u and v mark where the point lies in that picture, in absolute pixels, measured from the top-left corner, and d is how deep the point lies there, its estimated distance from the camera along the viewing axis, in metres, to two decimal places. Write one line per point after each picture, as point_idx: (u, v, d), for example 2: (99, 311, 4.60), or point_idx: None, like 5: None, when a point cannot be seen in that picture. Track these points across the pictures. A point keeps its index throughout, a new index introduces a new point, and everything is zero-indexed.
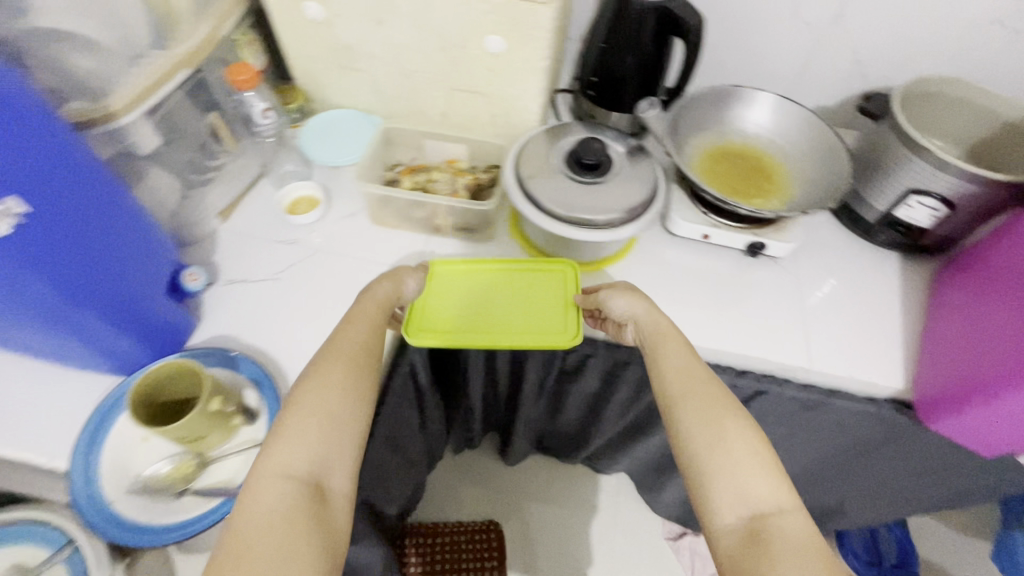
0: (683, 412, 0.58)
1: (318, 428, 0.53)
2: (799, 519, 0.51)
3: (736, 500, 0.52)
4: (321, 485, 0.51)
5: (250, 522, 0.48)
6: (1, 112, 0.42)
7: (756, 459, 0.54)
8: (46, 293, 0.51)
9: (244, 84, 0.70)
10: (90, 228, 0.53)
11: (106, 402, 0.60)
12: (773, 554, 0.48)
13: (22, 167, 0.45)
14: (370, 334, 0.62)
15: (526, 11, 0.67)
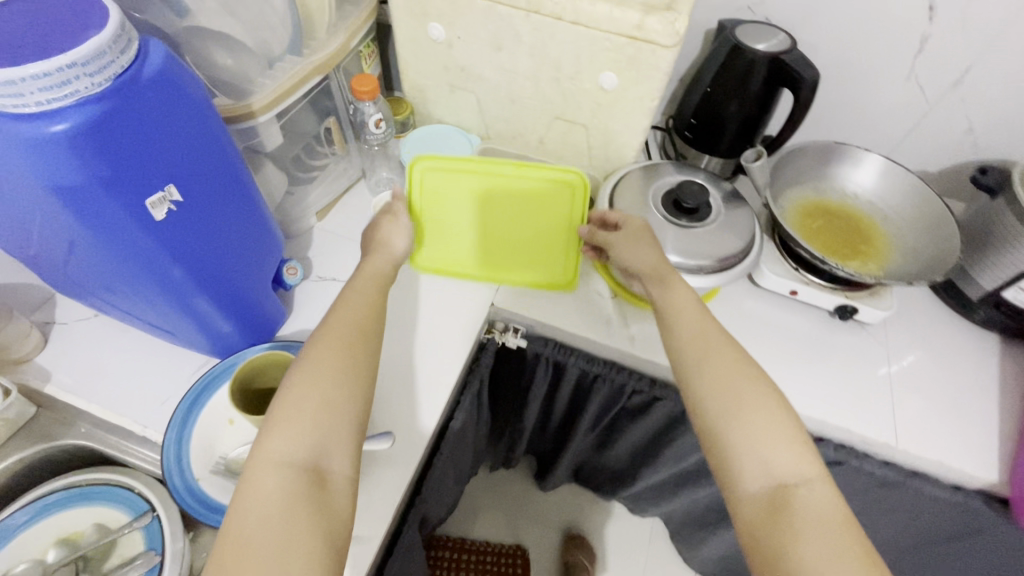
0: (710, 383, 0.59)
1: (311, 416, 0.55)
2: (822, 486, 0.53)
3: (758, 470, 0.54)
4: (318, 471, 0.53)
5: (252, 514, 0.49)
6: (171, 104, 0.46)
7: (780, 430, 0.56)
8: (180, 278, 0.54)
9: (364, 94, 0.72)
10: (221, 221, 0.57)
11: (200, 382, 0.62)
12: (798, 522, 0.51)
13: (180, 158, 0.49)
14: (360, 322, 0.63)
15: (646, 52, 0.68)
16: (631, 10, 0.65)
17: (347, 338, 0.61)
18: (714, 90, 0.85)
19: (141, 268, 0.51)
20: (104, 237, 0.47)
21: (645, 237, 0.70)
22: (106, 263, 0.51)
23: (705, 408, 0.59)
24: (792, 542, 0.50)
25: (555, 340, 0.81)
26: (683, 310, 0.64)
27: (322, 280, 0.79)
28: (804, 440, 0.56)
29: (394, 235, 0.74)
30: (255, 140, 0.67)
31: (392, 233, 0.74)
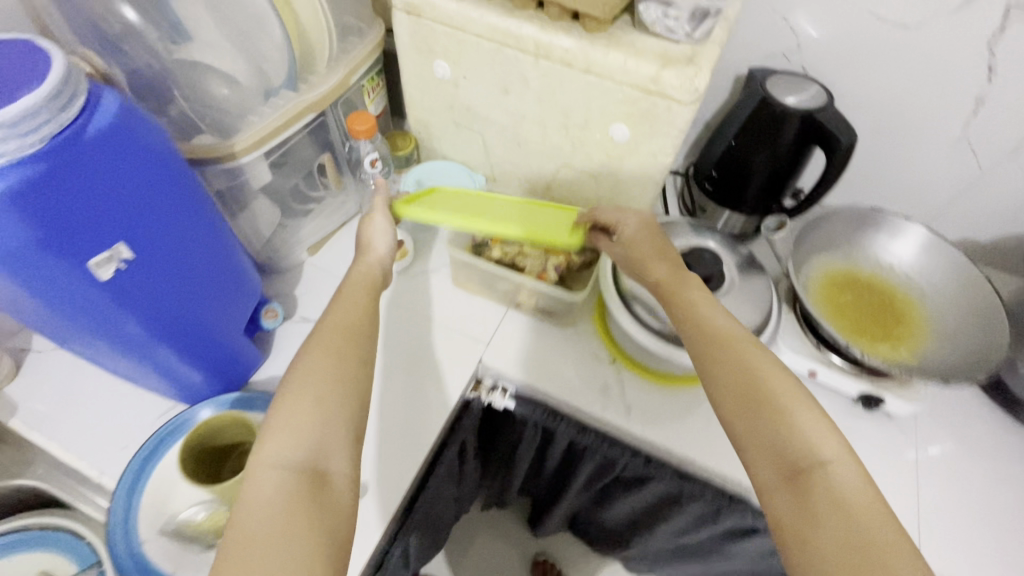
0: (717, 363, 0.50)
1: (305, 415, 0.50)
2: (851, 462, 0.44)
3: (770, 454, 0.46)
4: (317, 472, 0.48)
5: (250, 521, 0.45)
6: (118, 153, 0.43)
7: (794, 406, 0.47)
8: (136, 330, 0.51)
9: (361, 134, 0.69)
10: (189, 272, 0.53)
11: (156, 436, 0.59)
12: (824, 513, 0.42)
13: (129, 210, 0.45)
14: (355, 322, 0.59)
15: (662, 108, 0.62)
16: (648, 62, 0.59)
17: (342, 336, 0.57)
18: (738, 143, 0.78)
19: (96, 323, 0.49)
20: (51, 296, 0.44)
21: (643, 235, 0.63)
22: (57, 320, 0.48)
23: (713, 395, 0.50)
24: (813, 537, 0.41)
25: (545, 405, 0.75)
26: (688, 288, 0.57)
27: (306, 322, 0.75)
28: (817, 408, 0.47)
29: (377, 235, 0.68)
30: (239, 177, 0.64)
31: (374, 234, 0.68)
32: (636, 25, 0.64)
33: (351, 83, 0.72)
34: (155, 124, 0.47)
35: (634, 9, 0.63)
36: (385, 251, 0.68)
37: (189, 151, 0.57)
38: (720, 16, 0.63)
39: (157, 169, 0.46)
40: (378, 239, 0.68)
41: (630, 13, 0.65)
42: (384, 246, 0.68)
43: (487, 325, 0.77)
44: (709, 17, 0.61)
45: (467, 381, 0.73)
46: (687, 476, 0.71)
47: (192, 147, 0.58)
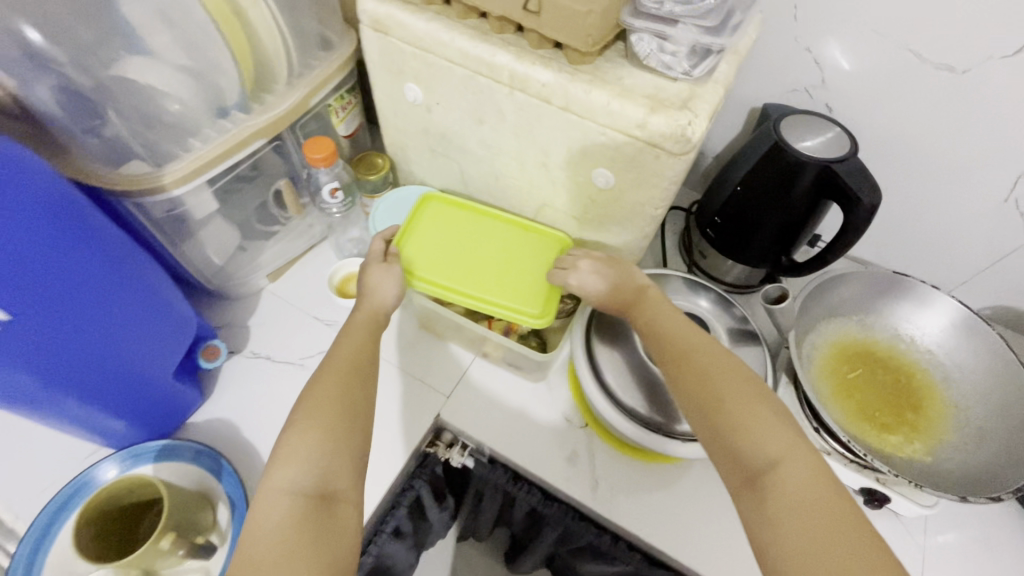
0: (677, 369, 0.52)
1: (314, 440, 0.47)
2: (804, 468, 0.43)
3: (729, 457, 0.46)
4: (327, 497, 0.45)
5: (258, 546, 0.42)
6: None
7: (754, 413, 0.47)
8: (32, 386, 0.46)
9: (318, 162, 0.63)
10: (95, 326, 0.48)
11: (65, 491, 0.55)
12: (775, 511, 0.42)
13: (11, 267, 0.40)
14: (359, 360, 0.54)
15: (649, 155, 0.54)
16: (633, 104, 0.51)
17: (351, 373, 0.53)
18: (744, 189, 0.69)
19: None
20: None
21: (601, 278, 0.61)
22: None
23: (679, 398, 0.51)
24: (769, 538, 0.42)
25: (509, 467, 0.69)
26: (653, 302, 0.58)
27: (255, 358, 0.70)
28: (773, 408, 0.48)
29: (385, 281, 0.62)
30: (180, 208, 0.59)
31: (378, 281, 0.62)
32: (628, 57, 0.55)
33: (313, 104, 0.66)
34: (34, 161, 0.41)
35: (626, 39, 0.55)
36: (391, 298, 0.61)
37: (115, 183, 0.53)
38: (726, 51, 0.55)
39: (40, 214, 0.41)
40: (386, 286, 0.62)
41: (623, 42, 0.57)
42: (391, 294, 0.62)
43: (451, 373, 0.70)
44: (712, 53, 0.53)
45: (423, 436, 0.67)
46: (653, 560, 0.65)
47: (119, 179, 0.54)
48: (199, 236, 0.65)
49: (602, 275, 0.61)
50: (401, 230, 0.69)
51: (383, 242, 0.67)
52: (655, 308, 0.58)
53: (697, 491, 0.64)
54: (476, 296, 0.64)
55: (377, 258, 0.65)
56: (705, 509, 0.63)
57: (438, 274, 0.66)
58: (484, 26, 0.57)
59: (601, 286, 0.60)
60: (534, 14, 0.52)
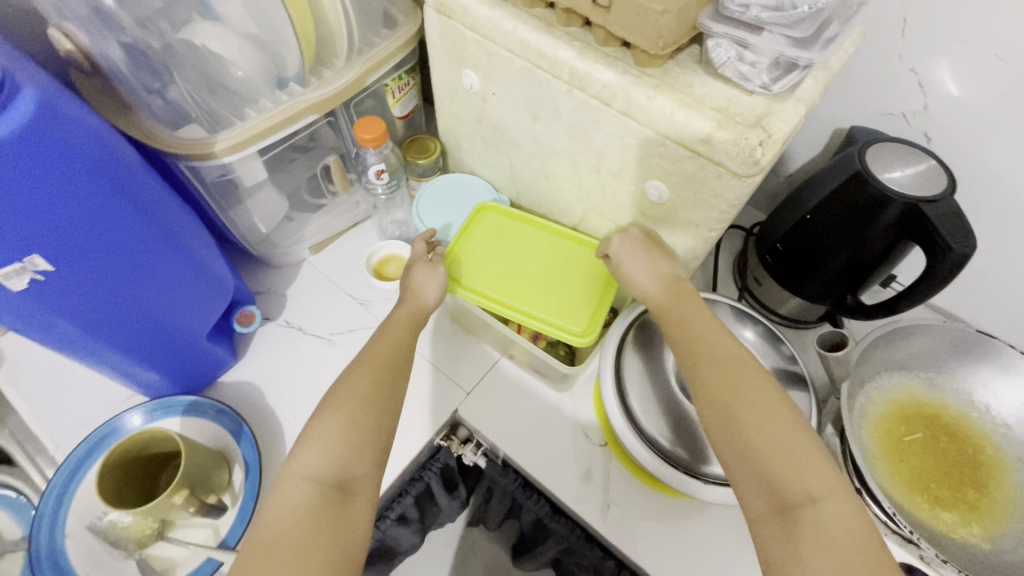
0: (707, 382, 0.48)
1: (341, 429, 0.46)
2: (842, 509, 0.40)
3: (758, 486, 0.42)
4: (345, 489, 0.44)
5: (274, 531, 0.41)
6: (43, 153, 0.39)
7: (791, 442, 0.43)
8: (73, 332, 0.48)
9: (368, 142, 0.63)
10: (139, 276, 0.50)
11: (99, 432, 0.59)
12: (808, 553, 0.38)
13: (54, 215, 0.41)
14: (392, 355, 0.54)
15: (709, 173, 0.50)
16: (699, 116, 0.47)
17: (390, 367, 0.53)
18: (814, 219, 0.62)
19: (26, 326, 0.46)
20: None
21: (641, 258, 0.58)
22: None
23: (706, 410, 0.46)
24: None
25: (522, 475, 0.68)
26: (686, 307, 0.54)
27: (288, 327, 0.71)
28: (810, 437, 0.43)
29: (429, 283, 0.62)
30: (231, 174, 0.60)
31: (423, 284, 0.61)
32: (701, 64, 0.51)
33: (370, 82, 0.65)
34: (86, 116, 0.42)
35: (704, 43, 0.51)
36: (432, 298, 0.61)
37: (172, 145, 0.54)
38: (814, 66, 0.49)
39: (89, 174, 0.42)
40: (428, 288, 0.62)
41: (698, 47, 0.52)
42: (432, 297, 0.61)
43: (476, 371, 0.69)
44: (797, 68, 0.48)
45: (438, 430, 0.66)
46: None
47: (177, 142, 0.55)
48: (247, 202, 0.66)
49: (642, 254, 0.58)
50: (454, 240, 0.68)
51: (424, 244, 0.66)
52: (689, 311, 0.54)
53: (714, 533, 0.60)
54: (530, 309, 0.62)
55: (422, 258, 0.65)
56: (720, 553, 0.59)
57: (486, 281, 0.65)
58: (551, 17, 0.54)
59: (636, 273, 0.58)
60: (604, 9, 0.48)
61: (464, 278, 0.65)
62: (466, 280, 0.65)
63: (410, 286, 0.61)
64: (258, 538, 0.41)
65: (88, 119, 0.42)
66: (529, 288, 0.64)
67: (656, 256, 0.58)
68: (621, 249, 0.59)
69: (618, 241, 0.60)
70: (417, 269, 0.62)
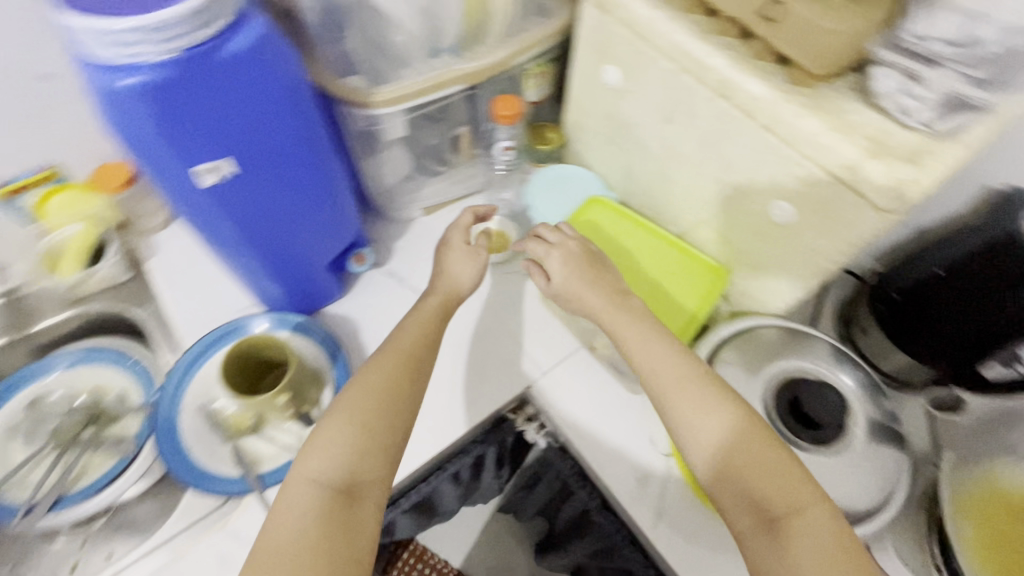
0: (688, 406, 0.50)
1: (345, 437, 0.49)
2: (821, 517, 0.44)
3: (744, 502, 0.46)
4: (350, 495, 0.47)
5: (280, 531, 0.45)
6: (260, 77, 0.45)
7: (769, 460, 0.47)
8: (230, 233, 0.55)
9: (504, 118, 0.67)
10: (290, 200, 0.56)
11: (222, 328, 0.66)
12: (794, 560, 0.43)
13: (250, 132, 0.47)
14: (413, 352, 0.56)
15: (845, 201, 0.48)
16: (849, 141, 0.46)
17: None
18: (946, 274, 0.59)
19: (204, 218, 0.53)
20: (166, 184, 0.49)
21: (577, 276, 0.59)
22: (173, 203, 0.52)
23: (691, 443, 0.49)
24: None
25: (579, 465, 0.68)
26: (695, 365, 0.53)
27: (389, 276, 0.76)
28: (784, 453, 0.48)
29: (463, 266, 0.63)
30: (378, 125, 0.66)
31: (457, 271, 0.63)
32: (860, 92, 0.50)
33: (515, 63, 0.69)
34: (292, 51, 0.48)
35: (867, 71, 0.49)
36: (467, 281, 0.63)
37: (339, 90, 0.61)
38: (988, 112, 0.46)
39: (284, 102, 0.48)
40: (460, 270, 0.63)
41: (859, 75, 0.51)
42: (470, 282, 0.63)
43: (553, 354, 0.71)
44: (968, 110, 0.45)
45: (507, 401, 0.69)
46: None
47: (343, 87, 0.61)
48: (381, 155, 0.72)
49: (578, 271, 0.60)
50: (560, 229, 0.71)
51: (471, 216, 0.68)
52: (659, 356, 0.53)
53: None
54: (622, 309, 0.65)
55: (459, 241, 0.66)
56: None
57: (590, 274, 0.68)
58: (709, 24, 0.54)
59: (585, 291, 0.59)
60: (769, 22, 0.48)
61: None
62: None
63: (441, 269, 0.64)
64: (266, 537, 0.45)
65: (293, 54, 0.48)
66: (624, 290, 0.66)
67: (592, 271, 0.60)
68: (556, 270, 0.61)
69: (558, 260, 0.61)
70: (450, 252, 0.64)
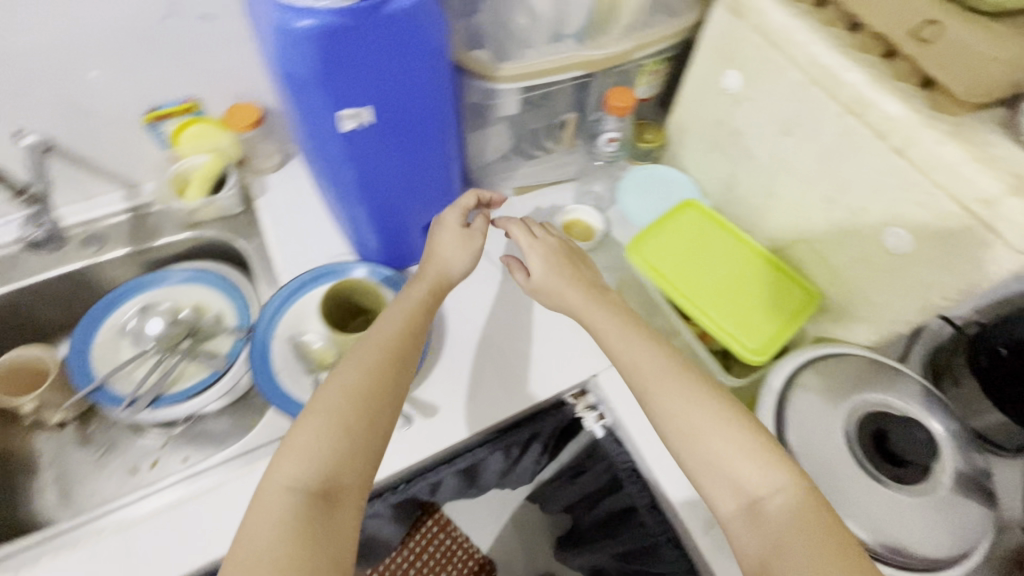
0: (664, 398, 0.51)
1: (325, 439, 0.48)
2: (800, 495, 0.45)
3: (727, 486, 0.47)
4: (332, 496, 0.46)
5: (254, 540, 0.44)
6: (416, 39, 0.48)
7: (750, 446, 0.48)
8: (349, 180, 0.59)
9: (614, 109, 0.69)
10: (406, 158, 0.59)
11: (318, 270, 0.71)
12: (778, 541, 0.43)
13: (392, 87, 0.50)
14: (397, 348, 0.55)
15: (974, 236, 0.47)
16: (991, 174, 0.44)
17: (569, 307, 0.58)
18: None
19: (333, 164, 0.57)
20: (309, 127, 0.53)
21: (553, 272, 0.61)
22: (307, 143, 0.56)
23: (673, 439, 0.50)
24: (771, 566, 0.43)
25: (632, 462, 0.68)
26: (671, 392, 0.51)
27: None
28: (757, 433, 0.49)
29: (455, 253, 0.63)
30: (493, 100, 0.68)
31: (451, 255, 0.63)
32: (1009, 127, 0.47)
33: (634, 58, 0.70)
34: (444, 19, 0.51)
35: (1019, 107, 0.47)
36: (459, 267, 0.63)
37: (466, 60, 0.64)
38: None
39: (427, 65, 0.51)
40: (454, 256, 0.63)
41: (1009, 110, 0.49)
42: (463, 268, 0.63)
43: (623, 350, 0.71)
44: None
45: (570, 386, 0.70)
46: None
47: (470, 59, 0.64)
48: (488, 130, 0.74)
49: (559, 267, 0.62)
50: (650, 226, 0.70)
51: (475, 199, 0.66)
52: (658, 374, 0.52)
53: None
54: (702, 314, 0.63)
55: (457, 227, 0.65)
56: None
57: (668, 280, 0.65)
58: (851, 39, 0.53)
59: (566, 288, 0.60)
60: (921, 42, 0.47)
61: (646, 263, 0.67)
62: (647, 265, 0.66)
63: (433, 249, 0.63)
64: (240, 548, 0.44)
65: (445, 22, 0.51)
66: (707, 296, 0.64)
67: (570, 267, 0.62)
68: (536, 267, 0.62)
69: (540, 258, 0.62)
70: (445, 237, 0.63)
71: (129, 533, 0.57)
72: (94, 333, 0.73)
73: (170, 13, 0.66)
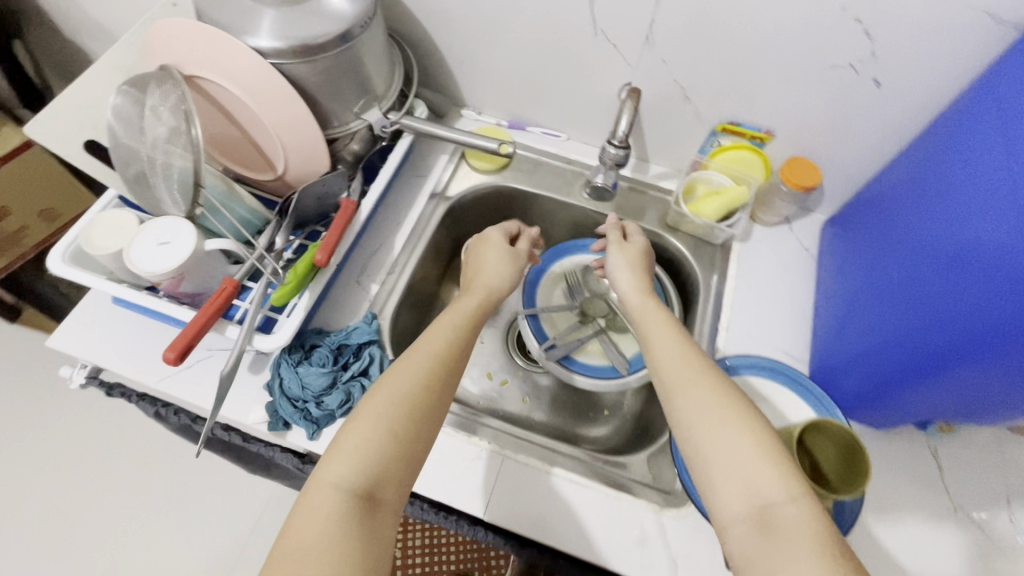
0: (695, 403, 0.51)
1: (373, 436, 0.48)
2: (810, 506, 0.42)
3: (738, 488, 0.45)
4: (372, 499, 0.45)
5: (300, 537, 0.42)
6: None
7: (770, 448, 0.46)
8: (937, 348, 0.51)
9: None
10: (1009, 393, 0.48)
11: (771, 364, 0.69)
12: (783, 550, 0.41)
13: None
14: (444, 355, 0.56)
15: None
16: None
17: None
18: None
19: (954, 337, 0.49)
20: (994, 307, 0.45)
21: (643, 253, 0.70)
22: (953, 292, 0.50)
23: (692, 443, 0.49)
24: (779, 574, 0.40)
25: None
26: (701, 392, 0.52)
27: (930, 450, 0.64)
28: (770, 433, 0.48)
29: (491, 263, 0.69)
30: None
31: (486, 261, 0.70)
32: None
33: None
34: None
35: None
36: (505, 281, 0.69)
37: None
38: None
39: None
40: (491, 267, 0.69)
41: None
42: (508, 283, 0.69)
43: None
44: None
45: None
46: None
47: None
48: None
49: (642, 254, 0.70)
50: None
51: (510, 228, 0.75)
52: (694, 378, 0.53)
53: None
54: None
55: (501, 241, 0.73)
56: None
57: None
58: None
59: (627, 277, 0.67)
60: None
61: None
62: None
63: (483, 263, 0.70)
64: (287, 543, 0.42)
65: None
66: None
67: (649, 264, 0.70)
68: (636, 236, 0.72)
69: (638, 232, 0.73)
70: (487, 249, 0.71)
71: (506, 460, 0.63)
72: (546, 268, 0.81)
73: (849, 65, 0.61)
